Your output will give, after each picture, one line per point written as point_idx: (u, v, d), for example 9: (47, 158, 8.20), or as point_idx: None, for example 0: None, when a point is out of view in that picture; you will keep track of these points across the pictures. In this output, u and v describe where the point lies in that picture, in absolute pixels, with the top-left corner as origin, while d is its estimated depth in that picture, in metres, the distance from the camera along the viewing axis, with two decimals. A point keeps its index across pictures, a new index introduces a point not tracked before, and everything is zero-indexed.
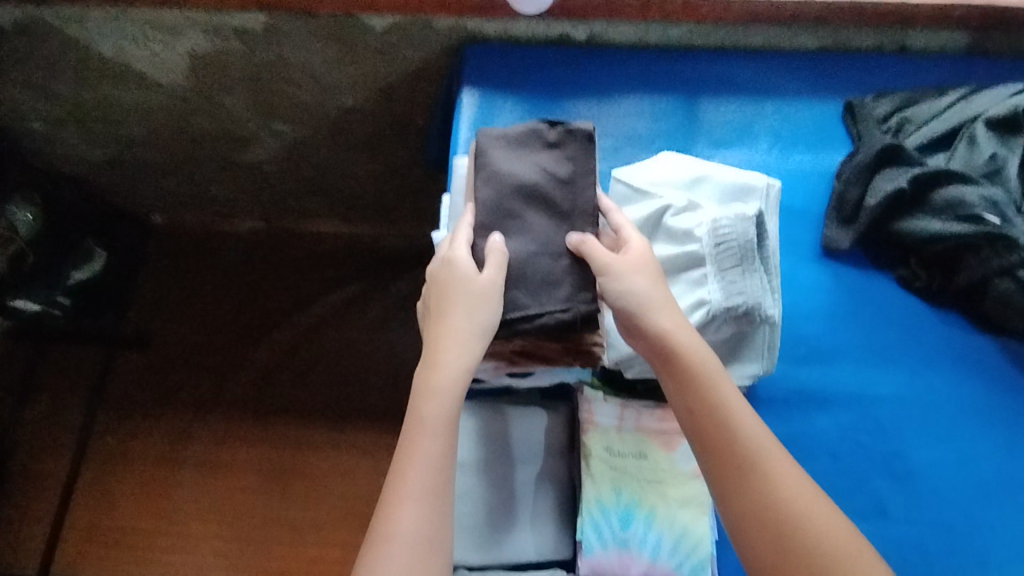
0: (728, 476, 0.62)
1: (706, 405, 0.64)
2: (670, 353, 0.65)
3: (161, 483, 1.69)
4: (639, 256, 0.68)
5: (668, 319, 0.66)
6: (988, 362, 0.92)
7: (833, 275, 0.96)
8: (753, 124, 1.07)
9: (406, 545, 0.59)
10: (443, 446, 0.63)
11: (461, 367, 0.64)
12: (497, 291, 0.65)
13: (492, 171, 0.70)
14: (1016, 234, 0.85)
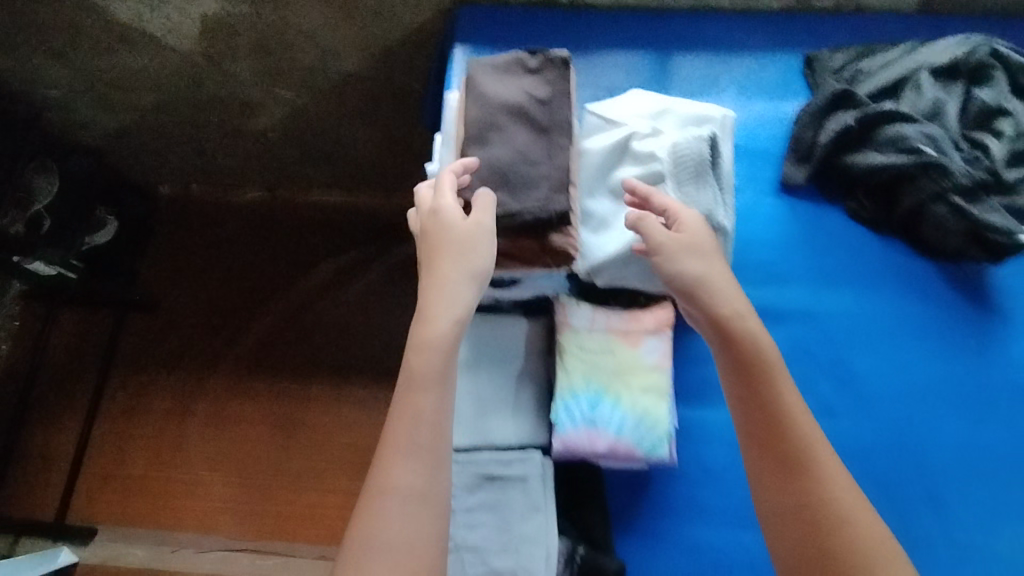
0: (768, 439, 0.72)
1: (761, 377, 0.74)
2: (732, 333, 0.75)
3: (173, 435, 1.79)
4: (690, 235, 0.80)
5: (731, 302, 0.77)
6: (926, 283, 1.02)
7: (788, 208, 1.06)
8: (719, 77, 1.17)
9: (398, 497, 0.66)
10: (435, 405, 0.70)
11: (453, 318, 0.71)
12: (482, 231, 0.73)
13: (480, 91, 0.80)
14: (949, 163, 0.94)
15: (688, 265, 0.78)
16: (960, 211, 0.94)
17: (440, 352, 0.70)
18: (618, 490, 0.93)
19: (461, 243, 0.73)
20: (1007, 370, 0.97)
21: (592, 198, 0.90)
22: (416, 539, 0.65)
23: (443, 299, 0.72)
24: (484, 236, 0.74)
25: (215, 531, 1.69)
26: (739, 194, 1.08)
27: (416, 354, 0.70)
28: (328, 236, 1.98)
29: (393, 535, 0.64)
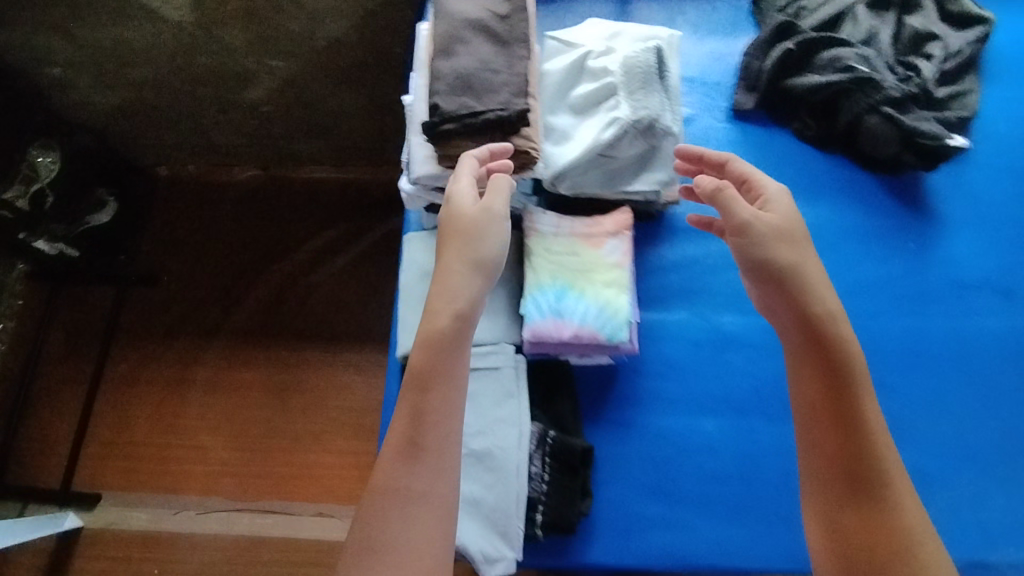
0: (842, 450, 0.70)
1: (842, 385, 0.71)
2: (823, 333, 0.72)
3: (170, 404, 1.74)
4: (781, 222, 0.77)
5: (823, 303, 0.73)
6: (869, 195, 1.09)
7: (740, 132, 1.15)
8: (675, 19, 1.25)
9: (403, 500, 0.68)
10: (441, 405, 0.72)
11: (453, 310, 0.74)
12: (484, 217, 0.76)
13: (445, 10, 0.88)
14: (880, 77, 1.03)
15: (777, 256, 0.75)
16: (892, 119, 1.02)
17: (445, 347, 0.73)
18: (587, 387, 1.00)
19: (472, 229, 0.77)
20: (947, 268, 1.04)
21: (554, 115, 0.99)
22: (418, 544, 0.67)
23: (448, 291, 0.75)
24: (493, 222, 0.78)
25: (216, 495, 1.65)
26: (695, 122, 1.17)
27: (423, 351, 0.73)
28: (326, 203, 1.95)
29: (395, 539, 0.67)
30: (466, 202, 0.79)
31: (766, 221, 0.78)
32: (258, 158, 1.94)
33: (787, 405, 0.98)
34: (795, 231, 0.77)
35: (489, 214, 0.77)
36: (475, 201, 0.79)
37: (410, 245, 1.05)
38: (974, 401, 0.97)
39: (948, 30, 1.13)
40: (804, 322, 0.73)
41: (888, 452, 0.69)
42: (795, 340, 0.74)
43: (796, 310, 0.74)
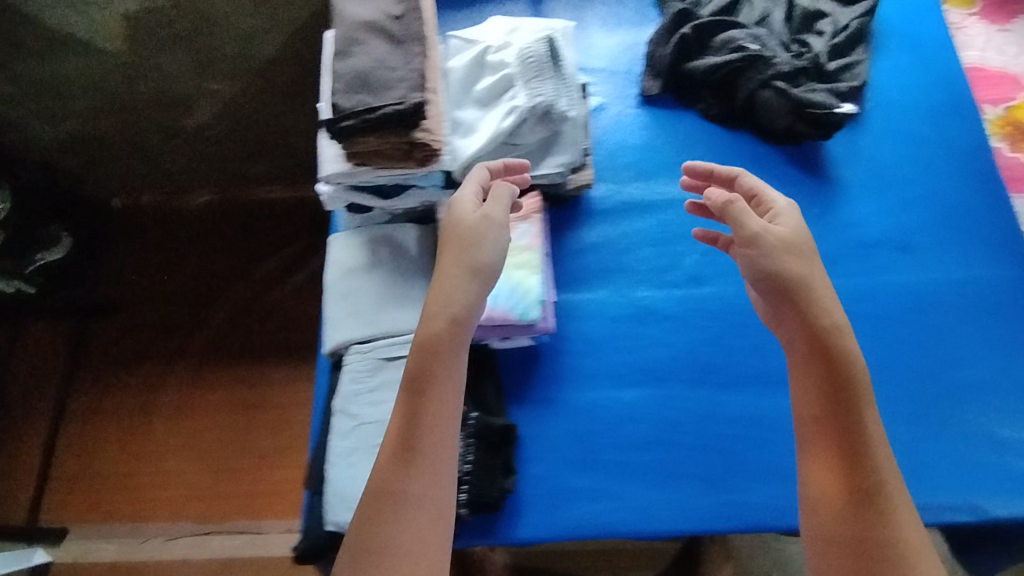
0: (846, 456, 0.74)
1: (846, 396, 0.76)
2: (829, 344, 0.78)
3: (133, 433, 1.66)
4: (786, 235, 0.84)
5: (826, 317, 0.79)
6: (774, 167, 1.14)
7: (649, 116, 1.20)
8: (584, 15, 1.32)
9: (401, 501, 0.73)
10: (438, 410, 0.78)
11: (450, 315, 0.82)
12: (484, 223, 0.86)
13: (341, 13, 0.93)
14: (768, 54, 1.09)
15: (788, 271, 0.82)
16: (783, 92, 1.08)
17: (443, 351, 0.81)
18: (512, 369, 1.03)
19: (472, 237, 0.86)
20: (848, 230, 1.09)
21: (460, 109, 1.03)
22: (417, 547, 0.71)
23: (442, 296, 0.83)
24: (491, 228, 0.86)
25: (184, 522, 1.57)
26: (606, 110, 1.22)
27: (419, 356, 0.81)
28: (281, 213, 1.88)
29: (394, 541, 0.71)
30: (468, 205, 0.89)
31: (771, 233, 0.85)
32: (211, 180, 1.87)
33: (704, 370, 1.01)
34: (800, 243, 0.84)
35: (488, 221, 0.87)
36: (475, 206, 0.89)
37: (333, 242, 1.08)
38: (885, 352, 1.00)
39: (835, 7, 1.20)
40: (813, 333, 0.79)
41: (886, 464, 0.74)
42: (801, 352, 0.79)
43: (805, 320, 0.80)
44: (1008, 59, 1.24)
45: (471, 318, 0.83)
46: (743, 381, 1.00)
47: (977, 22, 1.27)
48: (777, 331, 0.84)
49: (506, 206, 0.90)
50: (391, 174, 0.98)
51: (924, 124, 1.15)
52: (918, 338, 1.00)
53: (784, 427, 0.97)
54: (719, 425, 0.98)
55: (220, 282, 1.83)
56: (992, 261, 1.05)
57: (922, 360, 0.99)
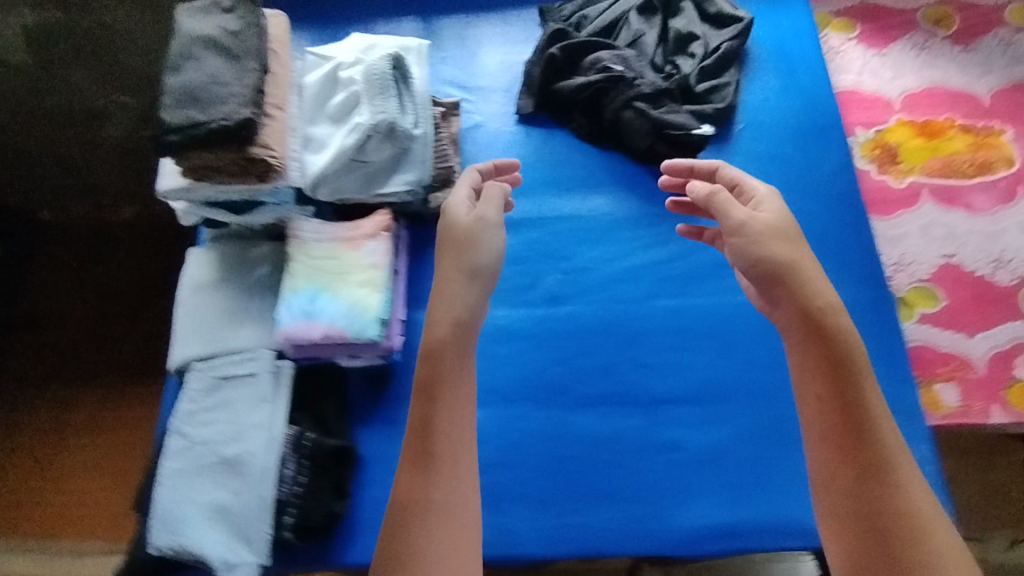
0: (844, 438, 0.69)
1: (842, 377, 0.71)
2: (822, 325, 0.74)
3: (42, 455, 1.41)
4: (775, 214, 0.81)
5: (822, 297, 0.75)
6: (641, 187, 1.14)
7: (523, 135, 1.20)
8: (471, 34, 1.32)
9: (419, 511, 0.69)
10: (450, 415, 0.75)
11: (451, 318, 0.78)
12: (479, 224, 0.84)
13: (177, 29, 0.93)
14: (630, 75, 1.11)
15: (775, 258, 0.78)
16: (643, 112, 1.09)
17: (452, 357, 0.77)
18: (360, 388, 1.02)
19: (454, 236, 0.84)
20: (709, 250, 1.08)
21: (313, 125, 1.02)
22: (456, 557, 0.67)
23: (447, 300, 0.79)
24: (487, 228, 0.84)
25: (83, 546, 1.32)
26: (483, 128, 1.22)
27: (424, 363, 0.76)
28: None
29: (433, 554, 0.67)
30: (461, 208, 0.87)
31: (755, 221, 0.81)
32: (131, 193, 1.52)
33: (554, 391, 1.01)
34: (785, 226, 0.80)
35: (482, 223, 0.84)
36: (469, 209, 0.87)
37: (189, 256, 1.06)
38: (735, 374, 1.00)
39: (708, 29, 1.21)
40: (803, 315, 0.75)
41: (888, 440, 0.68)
42: (795, 335, 0.76)
43: (799, 305, 0.75)
44: (882, 83, 1.25)
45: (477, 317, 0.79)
46: (591, 403, 0.99)
47: (855, 46, 1.29)
48: (772, 315, 0.80)
49: (498, 207, 0.88)
50: (233, 190, 0.96)
51: (792, 146, 1.15)
52: (769, 359, 1.01)
53: (627, 449, 0.96)
54: (565, 446, 0.97)
55: (116, 285, 1.55)
56: (847, 282, 1.05)
57: (772, 383, 0.99)
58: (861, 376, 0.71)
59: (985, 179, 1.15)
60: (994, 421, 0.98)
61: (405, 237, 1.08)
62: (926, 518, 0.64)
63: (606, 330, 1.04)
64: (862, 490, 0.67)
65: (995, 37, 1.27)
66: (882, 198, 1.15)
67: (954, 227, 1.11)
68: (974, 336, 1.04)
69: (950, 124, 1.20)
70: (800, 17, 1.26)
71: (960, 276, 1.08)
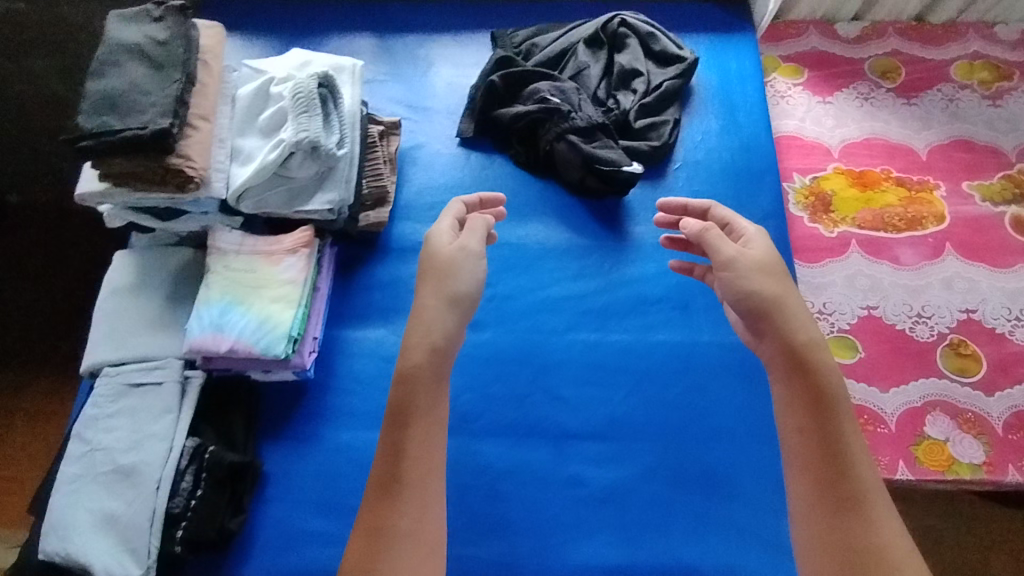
0: (825, 466, 0.74)
1: (824, 410, 0.76)
2: (805, 360, 0.78)
3: None
4: (760, 253, 0.86)
5: (802, 334, 0.80)
6: (572, 218, 1.14)
7: (462, 158, 1.21)
8: (422, 53, 1.32)
9: (392, 532, 0.72)
10: (424, 440, 0.77)
11: (428, 346, 0.80)
12: (462, 253, 0.86)
13: (106, 36, 0.96)
14: (565, 108, 1.12)
15: (764, 294, 0.82)
16: (575, 145, 1.10)
17: (426, 383, 0.79)
18: (270, 403, 1.01)
19: (442, 258, 0.85)
20: (632, 286, 1.09)
21: (242, 137, 1.02)
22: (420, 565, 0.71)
23: (423, 326, 0.81)
24: (469, 257, 0.85)
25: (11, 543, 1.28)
26: (424, 148, 1.22)
27: (398, 389, 0.79)
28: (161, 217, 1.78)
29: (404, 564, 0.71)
30: (447, 235, 0.88)
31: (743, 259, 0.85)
32: None
33: (463, 419, 1.00)
34: (772, 264, 0.85)
35: (466, 251, 0.86)
36: (455, 237, 0.88)
37: (116, 258, 1.06)
38: (644, 412, 0.99)
39: (652, 67, 1.22)
40: (788, 351, 0.79)
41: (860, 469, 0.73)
42: (780, 370, 0.80)
43: (784, 339, 0.80)
44: (823, 131, 1.26)
45: (453, 347, 0.82)
46: (500, 433, 0.99)
47: (801, 92, 1.30)
48: (757, 347, 0.84)
49: (480, 240, 0.89)
50: (152, 198, 0.97)
51: (725, 188, 1.16)
52: (679, 400, 1.00)
53: (528, 483, 0.95)
54: (468, 475, 0.95)
55: (68, 272, 1.50)
56: None
57: (680, 424, 0.99)
58: (834, 410, 0.76)
59: (914, 233, 1.16)
60: (901, 477, 0.99)
61: (332, 254, 1.08)
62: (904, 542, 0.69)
63: (521, 360, 1.04)
64: (839, 515, 0.71)
65: (937, 93, 1.29)
66: (812, 245, 1.16)
67: (879, 279, 1.12)
68: (887, 391, 1.04)
69: (885, 176, 1.21)
70: (748, 60, 1.29)
71: (880, 328, 1.09)
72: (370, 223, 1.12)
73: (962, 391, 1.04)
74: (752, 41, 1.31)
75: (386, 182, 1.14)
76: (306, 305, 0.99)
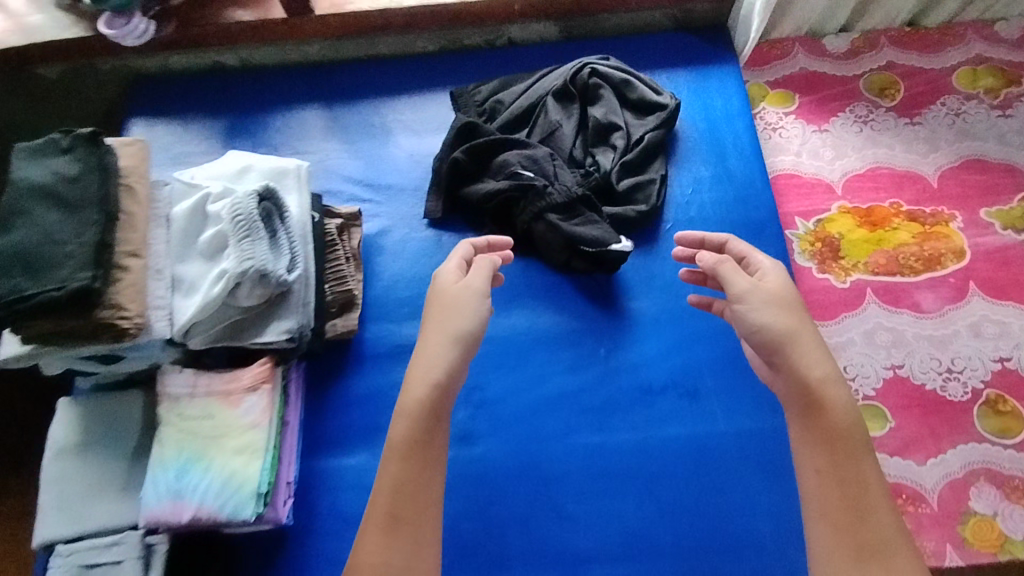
0: (845, 512, 0.69)
1: (839, 449, 0.71)
2: (818, 399, 0.72)
3: None
4: (775, 284, 0.78)
5: (818, 369, 0.73)
6: (561, 299, 1.04)
7: (434, 241, 1.09)
8: (377, 121, 1.19)
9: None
10: (421, 479, 0.73)
11: (430, 380, 0.75)
12: (467, 294, 0.81)
13: (12, 179, 0.85)
14: (540, 184, 1.01)
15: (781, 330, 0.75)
16: (555, 226, 1.00)
17: (423, 420, 0.74)
18: (250, 558, 0.91)
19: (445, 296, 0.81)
20: (634, 372, 0.99)
21: (183, 263, 0.90)
22: None
23: (426, 363, 0.76)
24: (474, 297, 0.81)
25: None
26: (391, 233, 1.11)
27: (405, 423, 0.74)
28: None
29: None
30: (454, 275, 0.84)
31: (753, 287, 0.78)
32: None
33: (463, 554, 0.89)
34: (785, 292, 0.78)
35: (470, 290, 0.81)
36: (461, 278, 0.84)
37: (57, 409, 0.94)
38: (661, 526, 0.89)
39: (630, 118, 1.11)
40: (800, 390, 0.73)
41: (879, 514, 0.69)
42: (792, 409, 0.74)
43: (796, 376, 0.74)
44: (823, 164, 1.15)
45: (457, 383, 0.77)
46: (506, 565, 0.89)
47: (794, 121, 1.19)
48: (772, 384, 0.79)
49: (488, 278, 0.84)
50: (86, 350, 0.85)
51: None
52: (699, 506, 0.91)
53: None
54: None
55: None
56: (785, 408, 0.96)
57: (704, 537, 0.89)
58: (850, 451, 0.71)
59: (933, 275, 1.06)
60: (950, 563, 0.89)
61: (298, 376, 0.97)
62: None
63: (522, 475, 0.94)
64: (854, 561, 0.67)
65: (941, 108, 1.19)
66: (824, 300, 1.06)
67: (902, 332, 1.03)
68: (924, 463, 0.95)
69: (895, 211, 1.11)
70: (733, 94, 1.18)
71: (908, 390, 0.99)
72: (338, 332, 1.00)
73: (1004, 455, 0.95)
74: (736, 71, 1.20)
75: (351, 284, 1.02)
76: (274, 449, 0.88)
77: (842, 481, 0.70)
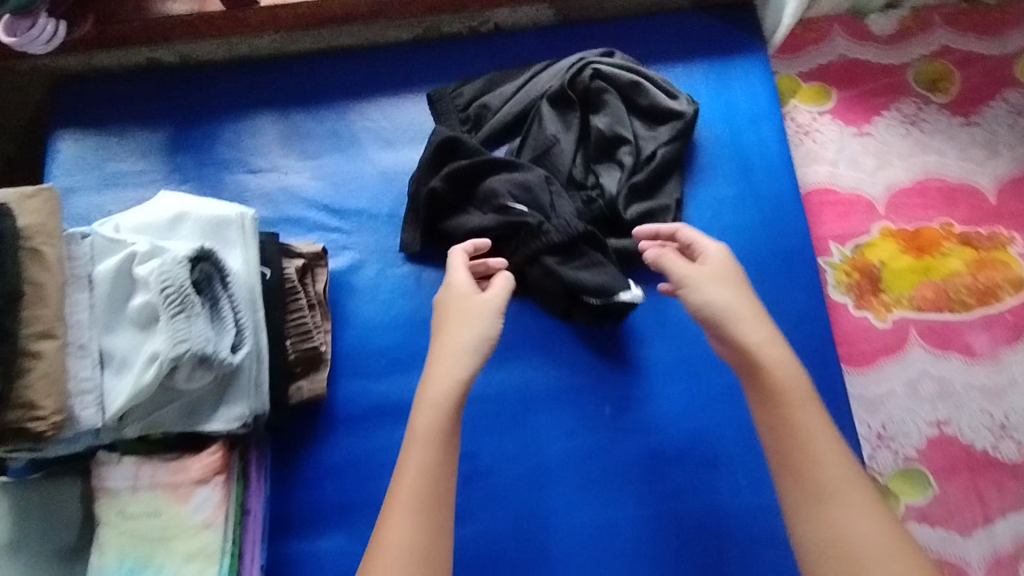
0: (789, 464, 0.66)
1: (782, 404, 0.67)
2: (753, 364, 0.69)
3: None
4: (715, 263, 0.75)
5: (752, 333, 0.70)
6: (561, 349, 0.90)
7: (414, 279, 0.95)
8: (342, 131, 1.01)
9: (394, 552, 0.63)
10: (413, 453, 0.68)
11: (454, 378, 0.71)
12: (488, 305, 0.76)
13: None
14: (534, 221, 0.86)
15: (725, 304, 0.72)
16: (552, 270, 0.86)
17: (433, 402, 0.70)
18: None
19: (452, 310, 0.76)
20: (645, 436, 0.87)
21: (111, 334, 0.75)
22: None
23: (443, 360, 0.72)
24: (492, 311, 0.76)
25: None
26: (363, 270, 0.95)
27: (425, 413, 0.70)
28: None
29: None
30: (468, 287, 0.79)
31: (699, 272, 0.75)
32: None
33: None
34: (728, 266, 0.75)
35: (488, 303, 0.76)
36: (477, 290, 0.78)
37: None
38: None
39: (638, 129, 0.94)
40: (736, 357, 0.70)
41: (834, 466, 0.64)
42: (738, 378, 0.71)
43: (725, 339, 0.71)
44: (863, 176, 0.99)
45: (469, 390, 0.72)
46: None
47: (830, 122, 1.02)
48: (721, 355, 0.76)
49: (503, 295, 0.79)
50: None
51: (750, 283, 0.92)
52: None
53: None
54: None
55: None
56: None
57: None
58: (802, 409, 0.67)
59: (987, 310, 0.93)
60: None
61: (261, 452, 0.84)
62: (883, 543, 0.61)
63: (519, 557, 0.82)
64: (811, 516, 0.63)
65: (1001, 105, 1.02)
66: (861, 343, 0.92)
67: (949, 380, 0.90)
68: (971, 535, 0.84)
69: (946, 233, 0.96)
70: (762, 94, 1.00)
71: (955, 451, 0.88)
72: (304, 396, 0.87)
73: None
74: (764, 64, 1.02)
75: (317, 340, 0.88)
76: (233, 546, 0.77)
77: (794, 437, 0.66)
